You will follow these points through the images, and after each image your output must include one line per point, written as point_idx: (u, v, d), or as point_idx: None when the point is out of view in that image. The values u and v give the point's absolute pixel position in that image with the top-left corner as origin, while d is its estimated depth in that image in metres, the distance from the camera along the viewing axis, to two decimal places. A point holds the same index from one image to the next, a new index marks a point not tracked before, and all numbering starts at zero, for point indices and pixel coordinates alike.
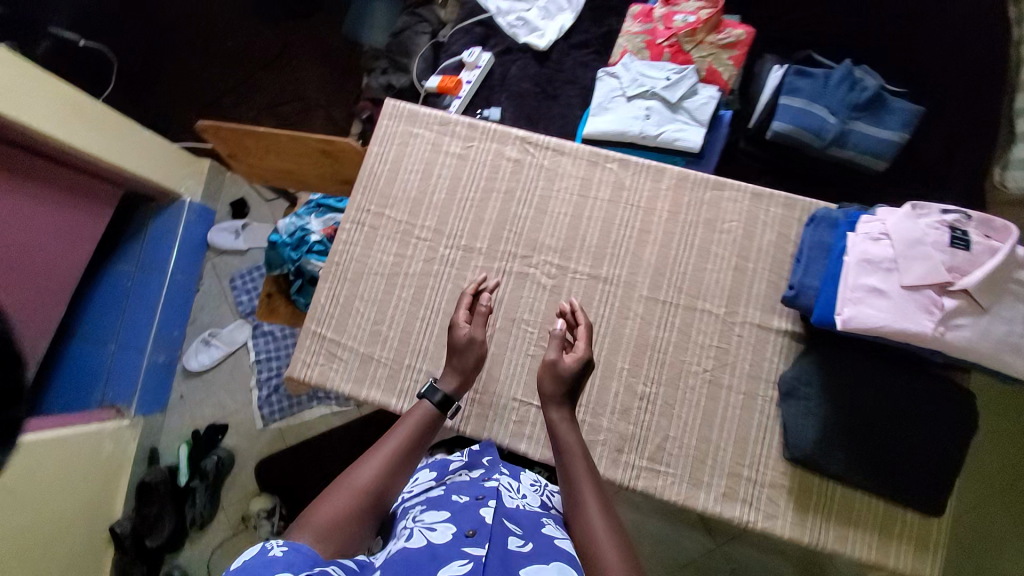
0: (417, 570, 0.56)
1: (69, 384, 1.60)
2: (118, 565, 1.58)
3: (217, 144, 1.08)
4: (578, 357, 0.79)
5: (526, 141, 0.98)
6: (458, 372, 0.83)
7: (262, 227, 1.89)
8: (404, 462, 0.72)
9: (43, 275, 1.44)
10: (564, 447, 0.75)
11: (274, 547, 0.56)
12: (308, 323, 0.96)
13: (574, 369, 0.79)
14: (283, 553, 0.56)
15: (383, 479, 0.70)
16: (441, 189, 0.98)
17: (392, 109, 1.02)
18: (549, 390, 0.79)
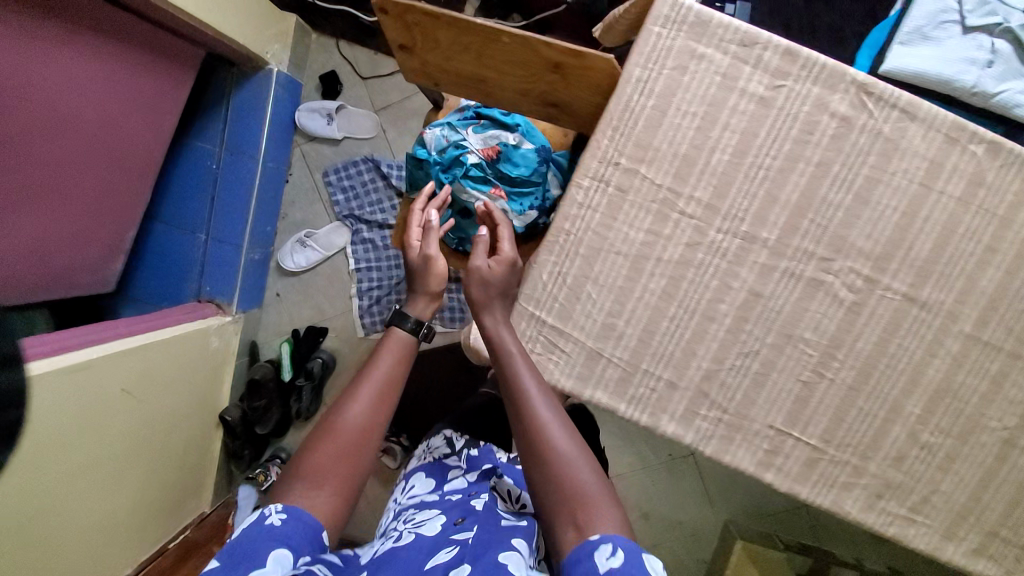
0: (411, 560, 0.75)
1: (167, 271, 1.53)
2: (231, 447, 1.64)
3: (396, 32, 0.77)
4: (502, 260, 0.82)
5: (865, 90, 0.68)
6: (422, 293, 0.89)
7: (360, 113, 1.56)
8: (388, 395, 0.79)
9: (121, 159, 1.19)
10: (500, 347, 0.74)
11: (272, 515, 0.67)
12: (520, 301, 0.77)
13: (504, 272, 0.82)
14: (280, 520, 0.66)
15: (371, 412, 0.76)
16: (726, 148, 0.70)
17: (670, 8, 0.68)
18: (479, 298, 0.79)
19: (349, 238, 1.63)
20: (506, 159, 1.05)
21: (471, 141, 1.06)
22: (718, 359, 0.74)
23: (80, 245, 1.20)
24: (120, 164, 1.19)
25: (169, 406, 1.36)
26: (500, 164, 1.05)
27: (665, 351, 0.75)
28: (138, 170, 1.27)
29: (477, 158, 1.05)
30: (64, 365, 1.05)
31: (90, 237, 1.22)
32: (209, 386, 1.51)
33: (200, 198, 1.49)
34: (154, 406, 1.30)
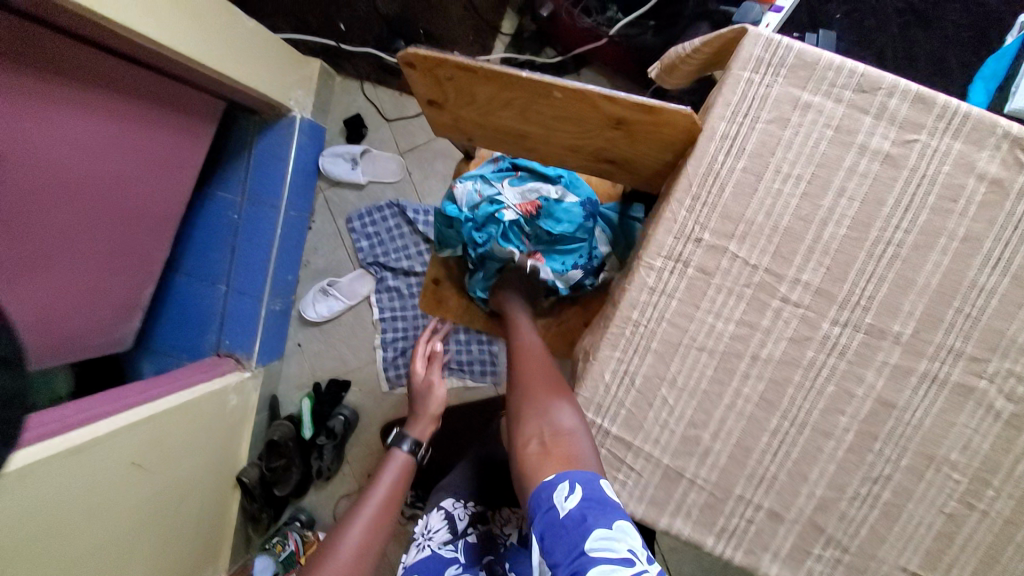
0: None
1: (184, 325, 1.42)
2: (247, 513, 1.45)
3: (428, 84, 0.66)
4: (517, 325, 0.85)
5: (1023, 146, 0.53)
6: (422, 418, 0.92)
7: (384, 157, 1.48)
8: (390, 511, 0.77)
9: (137, 216, 1.12)
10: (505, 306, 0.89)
11: None
12: (578, 405, 0.61)
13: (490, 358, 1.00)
14: None
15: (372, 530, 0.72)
16: (840, 221, 0.55)
17: (764, 48, 0.55)
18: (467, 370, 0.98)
19: (373, 287, 1.53)
20: (547, 216, 0.90)
21: (507, 196, 0.90)
22: (838, 484, 0.58)
23: (90, 308, 1.10)
24: (136, 222, 1.12)
25: (185, 475, 1.18)
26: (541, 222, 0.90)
27: (764, 473, 0.59)
28: (152, 223, 1.18)
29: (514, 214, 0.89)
30: (90, 439, 0.92)
31: (107, 300, 1.15)
32: (227, 453, 1.36)
33: (220, 248, 1.39)
34: (179, 475, 1.16)
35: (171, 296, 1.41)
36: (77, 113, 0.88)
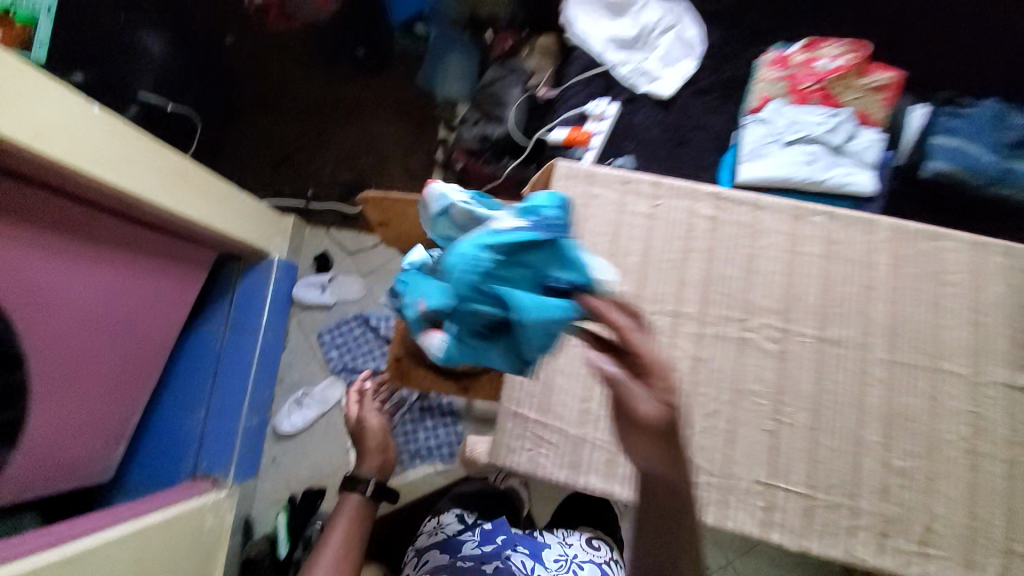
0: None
1: (159, 448, 1.51)
2: None
3: (375, 212, 1.02)
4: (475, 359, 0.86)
5: (718, 198, 0.93)
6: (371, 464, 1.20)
7: (348, 280, 1.79)
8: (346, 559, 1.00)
9: (135, 350, 1.32)
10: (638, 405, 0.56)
11: None
12: (506, 404, 0.87)
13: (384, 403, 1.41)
14: None
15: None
16: (635, 252, 0.92)
17: (567, 170, 0.98)
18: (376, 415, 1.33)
19: (343, 392, 1.71)
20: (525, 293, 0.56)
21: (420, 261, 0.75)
22: (688, 422, 0.83)
23: (83, 437, 1.23)
24: (134, 355, 1.31)
25: None
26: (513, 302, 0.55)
27: None
28: (149, 356, 1.38)
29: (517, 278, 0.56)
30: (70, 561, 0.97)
31: (99, 429, 1.27)
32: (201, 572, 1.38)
33: (203, 376, 1.56)
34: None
35: (149, 426, 1.51)
36: (104, 271, 1.16)
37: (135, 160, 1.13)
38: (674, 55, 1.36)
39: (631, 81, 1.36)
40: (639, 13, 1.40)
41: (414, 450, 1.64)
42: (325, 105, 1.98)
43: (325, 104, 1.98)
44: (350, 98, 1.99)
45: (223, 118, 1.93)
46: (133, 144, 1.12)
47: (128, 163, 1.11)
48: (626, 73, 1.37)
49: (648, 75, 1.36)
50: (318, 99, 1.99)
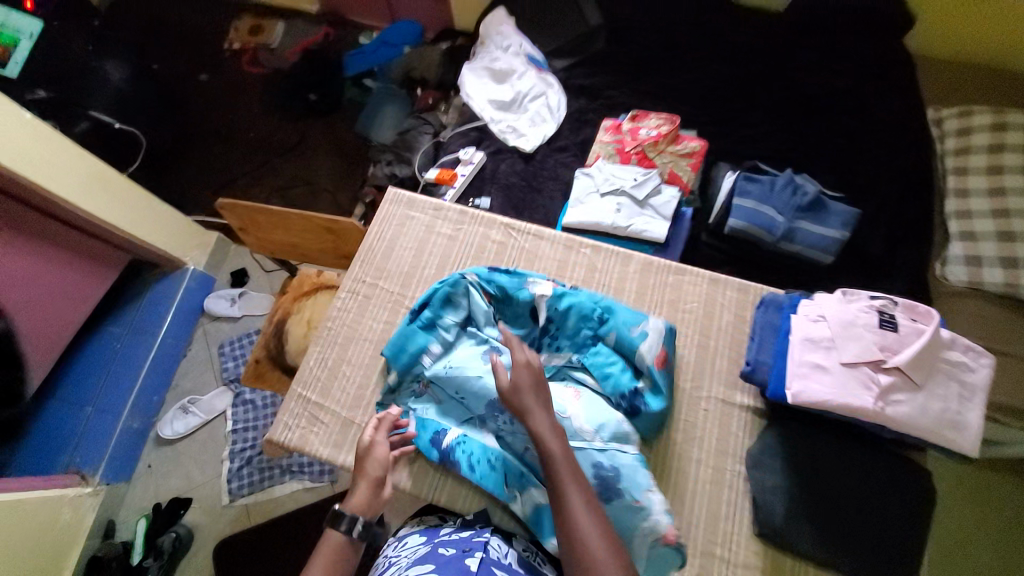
0: None
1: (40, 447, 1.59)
2: None
3: (233, 219, 1.22)
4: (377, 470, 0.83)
5: (509, 227, 1.12)
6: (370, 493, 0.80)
7: (258, 295, 1.92)
8: None
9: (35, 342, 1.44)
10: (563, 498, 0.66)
11: None
12: (294, 386, 1.01)
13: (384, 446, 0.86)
14: None
15: None
16: (432, 265, 1.10)
17: (393, 196, 1.18)
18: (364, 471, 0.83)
19: (230, 401, 1.76)
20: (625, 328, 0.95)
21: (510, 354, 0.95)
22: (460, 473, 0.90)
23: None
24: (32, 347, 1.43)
25: None
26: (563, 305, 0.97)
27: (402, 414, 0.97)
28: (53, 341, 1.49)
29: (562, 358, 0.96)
30: None
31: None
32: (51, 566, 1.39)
33: (94, 376, 1.66)
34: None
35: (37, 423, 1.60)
36: (19, 255, 1.37)
37: (48, 161, 1.36)
38: (540, 118, 1.61)
39: (504, 135, 1.61)
40: (516, 81, 1.67)
41: (288, 464, 1.63)
42: (270, 138, 2.21)
43: (270, 138, 2.21)
44: (295, 134, 2.22)
45: (176, 142, 2.19)
46: (67, 156, 1.41)
47: (58, 168, 1.39)
48: (501, 128, 1.62)
49: (517, 133, 1.60)
50: (265, 133, 2.23)
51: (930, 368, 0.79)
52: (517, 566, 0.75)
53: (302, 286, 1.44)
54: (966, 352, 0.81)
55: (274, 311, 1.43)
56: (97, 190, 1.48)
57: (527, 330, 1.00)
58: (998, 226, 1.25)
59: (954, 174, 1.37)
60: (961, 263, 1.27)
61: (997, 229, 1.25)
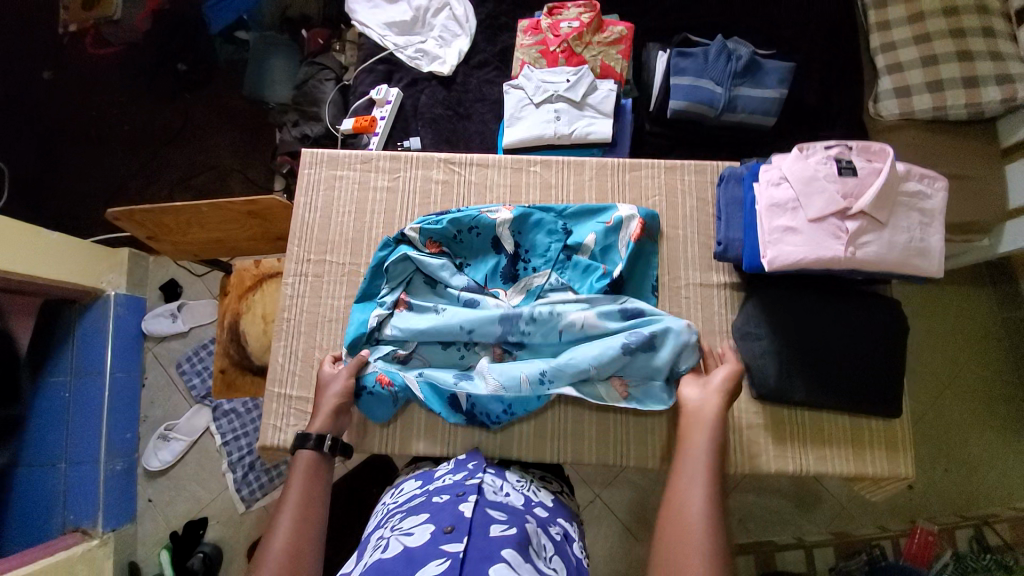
0: None
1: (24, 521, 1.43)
2: None
3: (135, 229, 1.05)
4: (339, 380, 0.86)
5: (449, 162, 1.03)
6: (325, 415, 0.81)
7: (200, 303, 1.76)
8: (309, 518, 0.66)
9: None
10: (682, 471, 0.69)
11: None
12: (270, 387, 0.94)
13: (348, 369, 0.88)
14: None
15: (294, 537, 0.63)
16: (378, 224, 1.00)
17: (311, 158, 1.04)
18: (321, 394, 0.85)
19: (211, 416, 1.67)
20: (594, 237, 0.95)
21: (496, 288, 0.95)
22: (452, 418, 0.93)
23: None
24: None
25: None
26: (526, 228, 0.96)
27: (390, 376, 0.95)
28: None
29: (546, 277, 0.94)
30: None
31: None
32: None
33: (53, 432, 1.51)
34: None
35: None
36: None
37: None
38: (449, 35, 1.44)
39: (416, 62, 1.43)
40: None
41: None
42: (148, 125, 1.88)
43: (147, 125, 1.88)
44: (177, 115, 1.90)
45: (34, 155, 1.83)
46: None
47: None
48: (409, 55, 1.44)
49: (429, 56, 1.43)
50: (139, 119, 1.89)
51: (892, 205, 0.81)
52: (513, 499, 0.75)
53: (244, 282, 1.32)
54: (922, 179, 0.84)
55: (222, 316, 1.30)
56: None
57: (497, 260, 0.96)
58: (921, 52, 1.25)
59: (874, 8, 1.32)
60: (892, 96, 1.26)
61: (921, 56, 1.25)
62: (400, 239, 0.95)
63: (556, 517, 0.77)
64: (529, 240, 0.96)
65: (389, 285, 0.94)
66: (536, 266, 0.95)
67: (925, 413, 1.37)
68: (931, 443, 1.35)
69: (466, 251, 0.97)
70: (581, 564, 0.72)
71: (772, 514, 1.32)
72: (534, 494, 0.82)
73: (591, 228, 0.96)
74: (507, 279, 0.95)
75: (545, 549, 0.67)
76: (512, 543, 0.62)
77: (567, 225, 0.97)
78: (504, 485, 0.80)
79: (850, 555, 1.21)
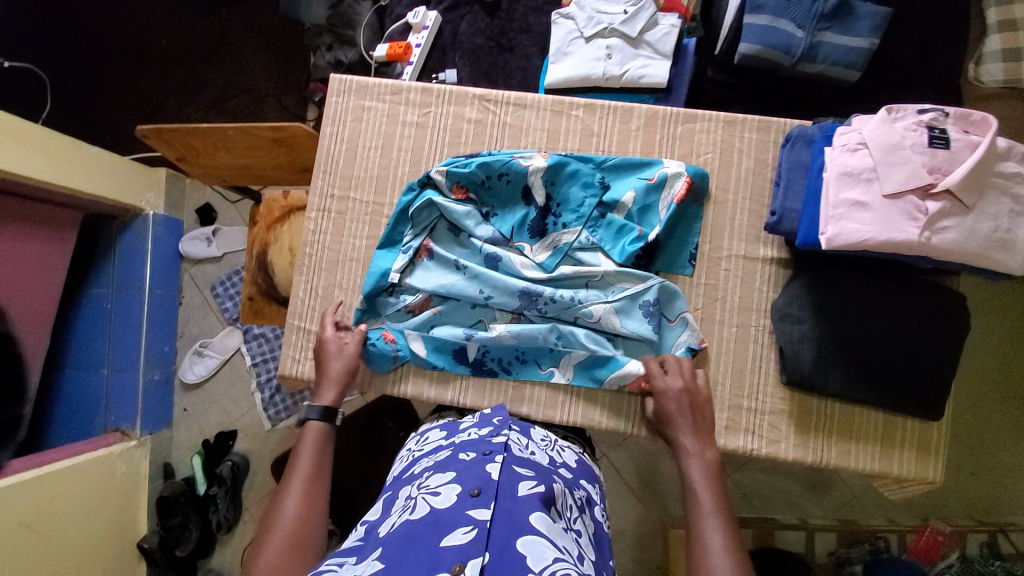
0: (422, 542, 0.57)
1: (73, 414, 1.59)
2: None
3: (164, 148, 1.03)
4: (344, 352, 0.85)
5: (484, 99, 0.94)
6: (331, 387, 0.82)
7: (233, 229, 1.79)
8: (317, 489, 0.70)
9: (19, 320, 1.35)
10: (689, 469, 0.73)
11: None
12: (291, 320, 0.95)
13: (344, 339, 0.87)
14: None
15: (303, 507, 0.67)
16: (404, 162, 0.95)
17: (339, 85, 0.98)
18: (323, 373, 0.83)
19: (241, 338, 1.75)
20: (633, 195, 0.87)
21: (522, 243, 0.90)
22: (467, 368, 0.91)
23: None
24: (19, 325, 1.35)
25: (72, 538, 1.33)
26: (560, 179, 0.89)
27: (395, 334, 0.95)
28: (36, 318, 1.41)
29: (575, 235, 0.88)
30: None
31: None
32: (122, 513, 1.52)
33: (98, 339, 1.62)
34: (61, 540, 1.29)
35: (59, 391, 1.59)
36: None
37: None
38: None
39: None
40: None
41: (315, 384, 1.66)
42: (182, 39, 1.82)
43: (181, 39, 1.82)
44: (211, 31, 1.83)
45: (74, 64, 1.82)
46: None
47: None
48: None
49: None
50: (173, 32, 1.83)
51: (983, 187, 0.70)
52: (540, 460, 0.75)
53: (272, 212, 1.31)
54: None
55: (250, 244, 1.32)
56: (10, 146, 1.23)
57: (526, 212, 0.90)
58: None
59: None
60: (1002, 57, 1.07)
61: None
62: (424, 186, 0.91)
63: (580, 481, 0.78)
64: (563, 192, 0.89)
65: (412, 232, 0.91)
66: (567, 221, 0.89)
67: (964, 416, 1.28)
68: (962, 446, 1.28)
69: (492, 200, 0.91)
70: (601, 525, 0.74)
71: (779, 493, 1.30)
72: (559, 454, 0.83)
73: (630, 184, 0.88)
74: (535, 233, 0.90)
75: (569, 510, 0.69)
76: (539, 510, 0.62)
77: (605, 180, 0.89)
78: (530, 444, 0.80)
79: (853, 543, 1.19)
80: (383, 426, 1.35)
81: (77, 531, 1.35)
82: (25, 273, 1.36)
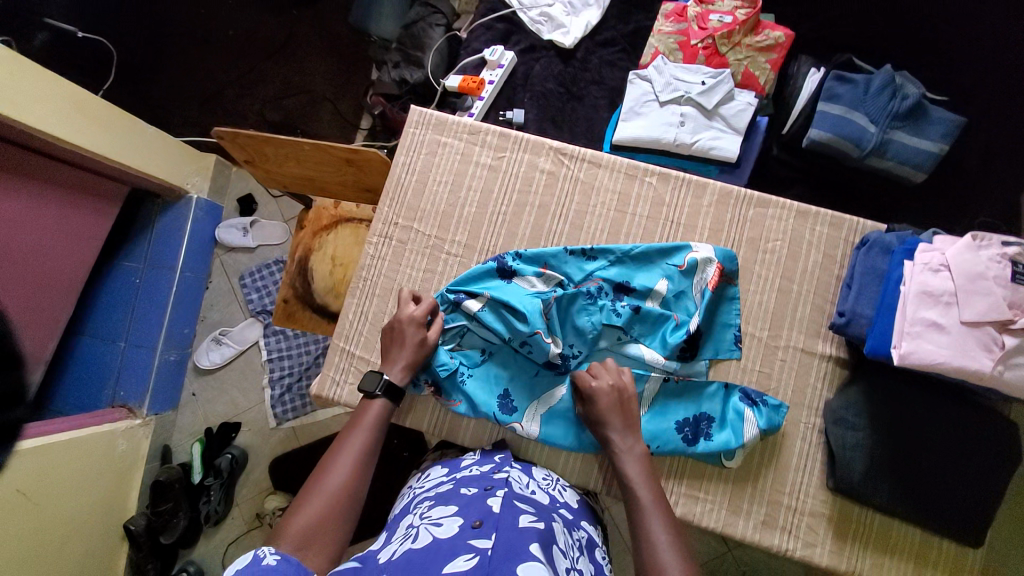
0: (424, 565, 0.55)
1: (82, 383, 1.58)
2: (133, 563, 1.50)
3: (235, 149, 1.03)
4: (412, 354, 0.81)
5: (560, 153, 0.95)
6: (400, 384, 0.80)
7: (271, 224, 1.80)
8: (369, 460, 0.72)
9: (51, 286, 1.34)
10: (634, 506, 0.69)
11: (269, 554, 0.56)
12: (335, 340, 0.93)
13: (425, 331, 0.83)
14: (277, 561, 0.56)
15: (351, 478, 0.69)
16: (472, 203, 0.95)
17: (419, 117, 0.99)
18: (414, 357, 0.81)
19: (261, 332, 1.74)
20: (666, 282, 0.87)
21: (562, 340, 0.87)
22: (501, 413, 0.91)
23: None
24: (49, 291, 1.34)
25: (63, 514, 1.29)
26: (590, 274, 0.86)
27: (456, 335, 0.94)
28: (67, 287, 1.40)
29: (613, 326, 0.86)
30: None
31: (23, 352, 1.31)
32: (116, 491, 1.48)
33: (121, 311, 1.62)
34: (55, 512, 1.26)
35: (73, 358, 1.58)
36: (9, 198, 1.20)
37: (14, 86, 1.12)
38: (580, 3, 1.31)
39: (537, 26, 1.32)
40: None
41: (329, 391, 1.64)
42: (252, 33, 1.85)
43: (251, 32, 1.85)
44: (282, 29, 1.86)
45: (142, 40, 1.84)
46: (32, 72, 1.16)
47: (27, 93, 1.15)
48: (533, 18, 1.32)
49: (553, 23, 1.31)
50: (245, 24, 1.86)
51: None
52: (540, 500, 0.73)
53: (321, 220, 1.31)
54: None
55: (294, 248, 1.31)
56: (75, 116, 1.25)
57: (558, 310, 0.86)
58: None
59: None
60: None
61: None
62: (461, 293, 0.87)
63: (580, 522, 0.76)
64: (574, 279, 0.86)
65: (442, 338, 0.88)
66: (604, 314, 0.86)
67: None
68: None
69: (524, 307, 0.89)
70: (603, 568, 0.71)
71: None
72: (561, 492, 0.82)
73: (661, 272, 0.88)
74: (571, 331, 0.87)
75: (570, 549, 0.66)
76: (537, 543, 0.60)
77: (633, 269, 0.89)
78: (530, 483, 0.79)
79: None
80: (391, 446, 1.33)
81: (71, 506, 1.32)
82: (65, 242, 1.36)
